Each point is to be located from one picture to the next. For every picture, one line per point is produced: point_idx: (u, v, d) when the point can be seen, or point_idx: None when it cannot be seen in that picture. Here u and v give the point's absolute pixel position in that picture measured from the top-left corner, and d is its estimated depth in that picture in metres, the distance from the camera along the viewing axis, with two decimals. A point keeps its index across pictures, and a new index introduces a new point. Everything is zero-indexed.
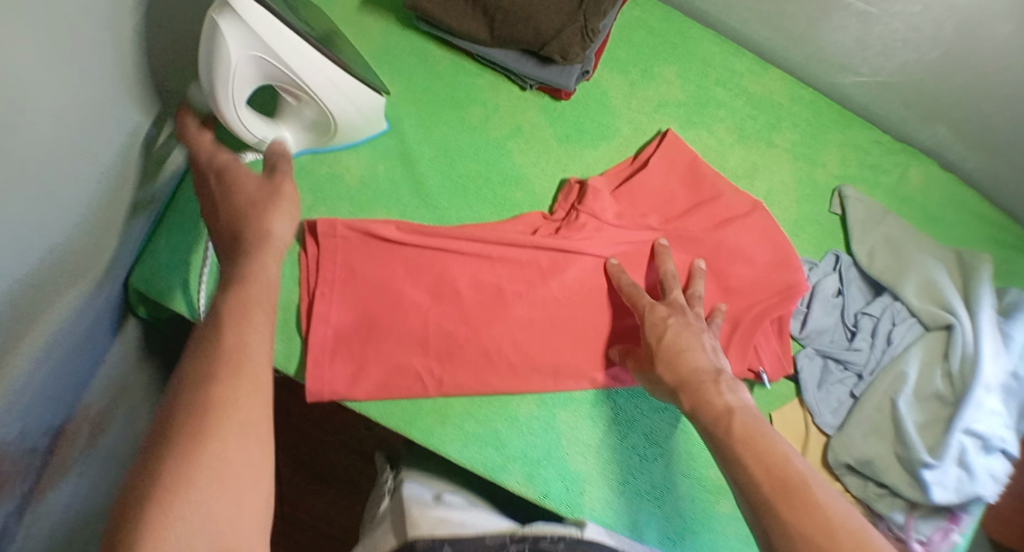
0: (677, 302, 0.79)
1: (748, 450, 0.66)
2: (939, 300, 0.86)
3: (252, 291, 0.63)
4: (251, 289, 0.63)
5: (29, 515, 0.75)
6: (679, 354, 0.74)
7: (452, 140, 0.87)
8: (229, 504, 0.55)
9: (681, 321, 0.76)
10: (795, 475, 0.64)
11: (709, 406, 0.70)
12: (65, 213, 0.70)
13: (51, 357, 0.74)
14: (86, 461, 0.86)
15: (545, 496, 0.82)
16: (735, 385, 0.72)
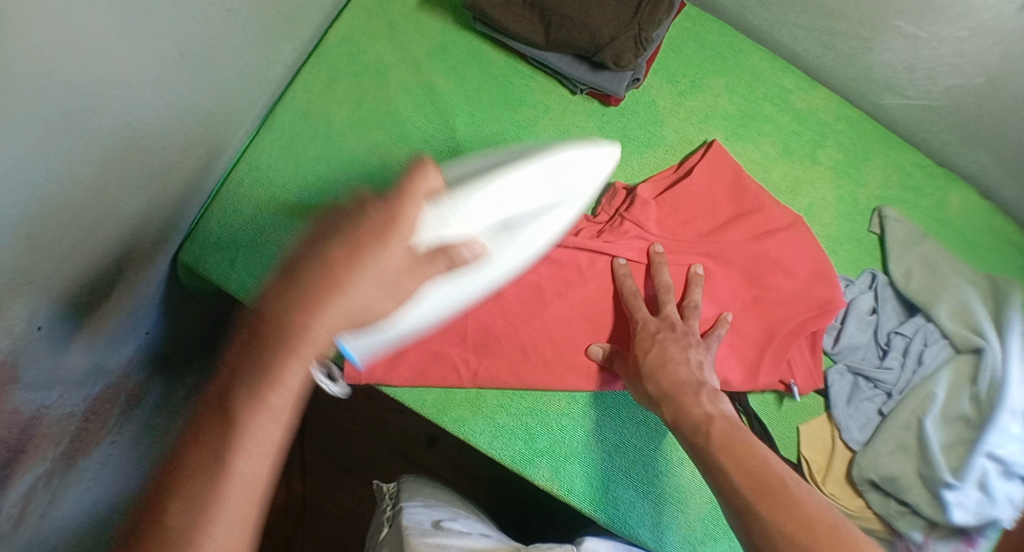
0: (669, 314, 0.80)
1: (730, 457, 0.65)
2: (971, 324, 0.88)
3: (286, 370, 0.65)
4: (290, 361, 0.65)
5: (48, 487, 0.77)
6: (661, 366, 0.75)
7: (502, 139, 0.89)
8: (233, 518, 0.62)
9: (671, 334, 0.78)
10: (773, 478, 0.62)
11: (688, 416, 0.71)
12: (120, 184, 0.72)
13: (96, 317, 0.76)
14: (109, 455, 0.86)
15: (570, 491, 0.83)
16: (718, 397, 0.73)
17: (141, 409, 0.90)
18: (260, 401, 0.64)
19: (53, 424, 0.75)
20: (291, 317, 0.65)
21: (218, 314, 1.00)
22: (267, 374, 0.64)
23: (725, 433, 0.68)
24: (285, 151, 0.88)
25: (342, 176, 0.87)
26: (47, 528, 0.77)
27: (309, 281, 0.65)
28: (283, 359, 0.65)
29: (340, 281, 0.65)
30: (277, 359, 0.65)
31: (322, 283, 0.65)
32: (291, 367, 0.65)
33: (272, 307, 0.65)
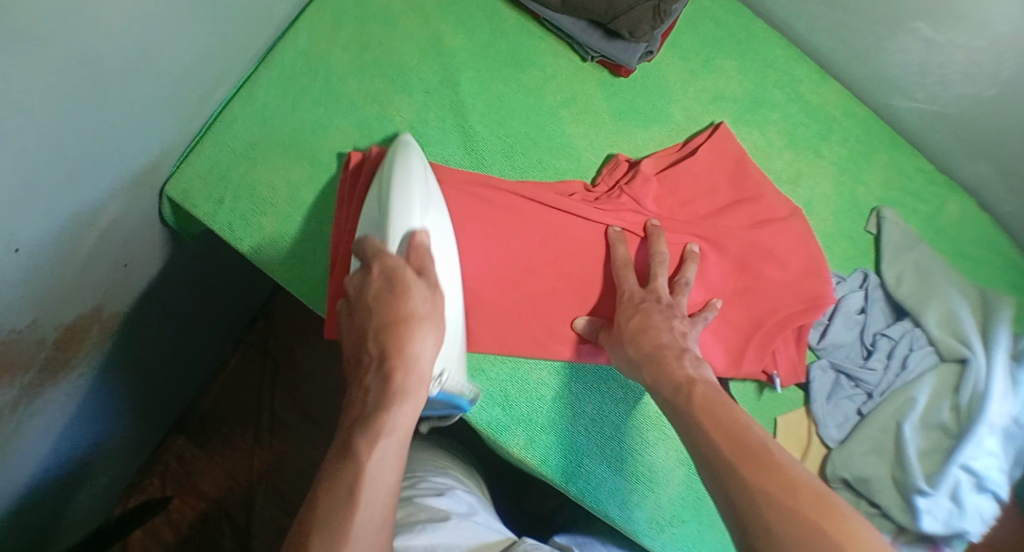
0: (657, 284, 0.79)
1: (714, 421, 0.66)
2: (958, 334, 0.86)
3: (396, 410, 0.64)
4: (388, 411, 0.64)
5: (14, 416, 0.76)
6: (643, 331, 0.75)
7: (506, 99, 0.87)
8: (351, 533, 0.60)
9: (653, 304, 0.78)
10: (755, 438, 0.63)
11: (670, 376, 0.71)
12: (113, 108, 0.70)
13: (77, 243, 0.74)
14: (81, 385, 0.86)
15: (543, 462, 0.82)
16: (697, 364, 0.73)
17: (110, 346, 0.87)
18: (357, 462, 0.63)
19: (22, 349, 0.73)
20: (396, 373, 0.65)
21: (201, 255, 0.97)
22: (358, 438, 0.63)
23: (710, 395, 0.68)
24: (283, 89, 0.85)
25: (339, 120, 0.85)
26: (4, 459, 0.78)
27: (384, 343, 0.66)
28: (387, 406, 0.64)
29: (395, 328, 0.66)
30: (380, 411, 0.64)
31: (378, 343, 0.66)
32: (399, 410, 0.64)
33: (367, 377, 0.66)
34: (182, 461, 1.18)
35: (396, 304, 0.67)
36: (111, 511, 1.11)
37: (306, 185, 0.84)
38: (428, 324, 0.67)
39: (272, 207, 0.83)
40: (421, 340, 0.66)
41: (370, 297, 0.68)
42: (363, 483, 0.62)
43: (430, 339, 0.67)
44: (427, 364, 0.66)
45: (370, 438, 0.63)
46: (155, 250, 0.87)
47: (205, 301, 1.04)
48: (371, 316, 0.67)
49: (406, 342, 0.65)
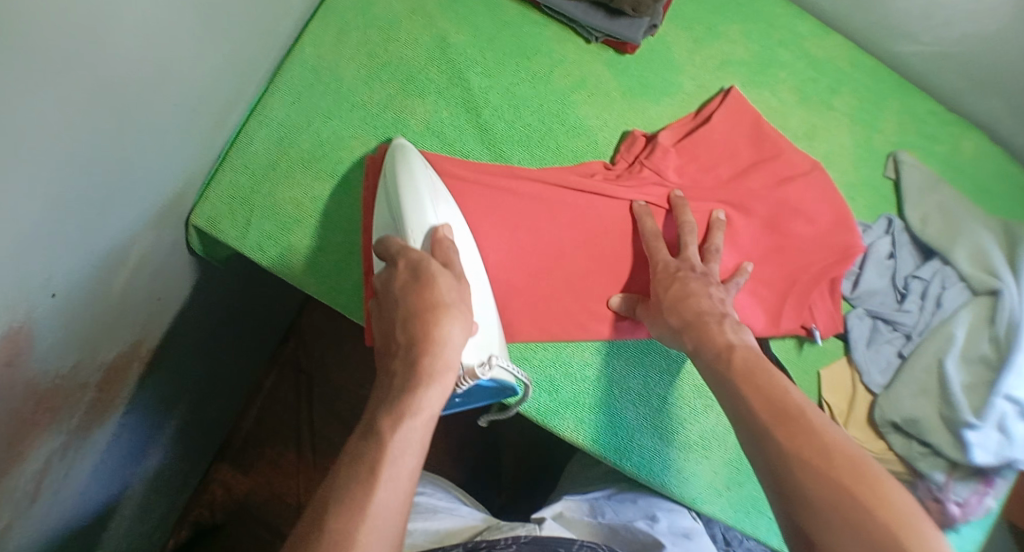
0: (690, 253, 0.80)
1: (756, 389, 0.66)
2: (988, 267, 0.87)
3: (423, 394, 0.62)
4: (414, 396, 0.62)
5: (64, 456, 0.77)
6: (682, 299, 0.75)
7: (517, 88, 0.88)
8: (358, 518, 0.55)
9: (689, 272, 0.78)
10: (793, 406, 0.64)
11: (711, 341, 0.72)
12: (134, 143, 0.71)
13: (111, 280, 0.75)
14: (124, 425, 0.86)
15: (595, 442, 0.83)
16: (739, 329, 0.73)
17: (154, 380, 0.89)
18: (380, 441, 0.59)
19: (69, 393, 0.74)
20: (421, 358, 0.63)
21: (229, 280, 0.99)
22: (382, 422, 0.61)
23: (747, 361, 0.69)
24: (297, 106, 0.86)
25: (355, 131, 0.86)
26: (56, 498, 0.78)
27: (413, 324, 0.65)
28: (413, 388, 0.62)
29: (423, 307, 0.65)
30: (407, 394, 0.62)
31: (407, 326, 0.65)
32: (427, 393, 0.62)
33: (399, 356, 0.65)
34: (227, 487, 1.19)
35: (426, 290, 0.66)
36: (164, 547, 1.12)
37: (329, 198, 0.85)
38: (457, 313, 0.66)
39: (299, 223, 0.84)
40: (452, 324, 0.65)
41: (398, 284, 0.68)
42: (384, 462, 0.58)
43: (461, 321, 0.66)
44: (456, 345, 0.65)
45: (393, 418, 0.61)
46: (185, 279, 0.88)
47: (235, 320, 1.05)
48: (403, 297, 0.67)
49: (433, 327, 0.64)
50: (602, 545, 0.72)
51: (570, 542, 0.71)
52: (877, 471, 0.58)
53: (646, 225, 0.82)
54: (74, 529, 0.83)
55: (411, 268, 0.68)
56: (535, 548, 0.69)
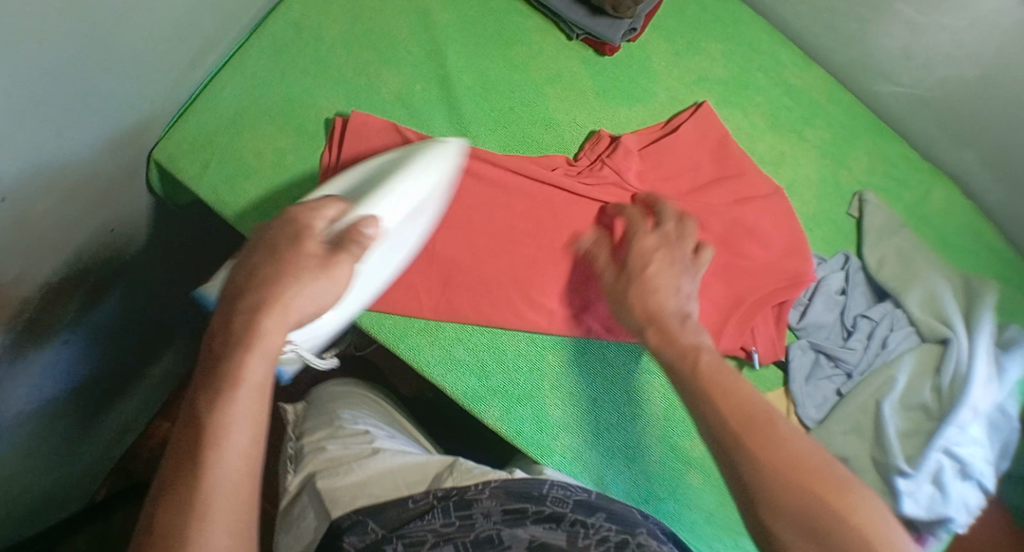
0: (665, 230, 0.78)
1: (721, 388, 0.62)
2: (941, 316, 0.86)
3: (249, 360, 0.56)
4: (239, 369, 0.55)
5: None
6: (649, 294, 0.74)
7: (493, 73, 0.89)
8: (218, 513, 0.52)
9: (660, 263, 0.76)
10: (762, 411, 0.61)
11: (675, 345, 0.69)
12: (106, 63, 0.72)
13: (62, 198, 0.75)
14: (59, 351, 0.84)
15: (517, 433, 0.81)
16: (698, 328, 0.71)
17: (98, 310, 0.88)
18: (205, 420, 0.54)
19: (7, 306, 0.73)
20: (261, 317, 0.57)
21: (187, 229, 0.98)
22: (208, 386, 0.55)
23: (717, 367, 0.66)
24: (273, 59, 0.87)
25: (327, 90, 0.87)
26: None
27: (258, 290, 0.58)
28: (241, 354, 0.56)
29: (267, 277, 0.59)
30: (228, 358, 0.56)
31: (243, 292, 0.59)
32: (255, 359, 0.56)
33: (239, 319, 0.58)
34: (164, 445, 1.17)
35: (282, 255, 0.61)
36: (92, 495, 1.10)
37: (290, 152, 0.85)
38: (316, 276, 0.61)
39: (257, 172, 0.84)
40: (301, 289, 0.59)
41: (264, 250, 0.61)
42: (221, 443, 0.53)
43: (316, 288, 0.60)
44: (299, 310, 0.59)
45: (222, 384, 0.55)
46: (139, 216, 0.88)
47: (186, 272, 1.03)
48: (258, 267, 0.60)
49: (276, 289, 0.58)
50: (574, 487, 0.77)
51: (541, 489, 0.75)
52: (851, 489, 0.56)
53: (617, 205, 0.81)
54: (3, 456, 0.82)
55: (271, 237, 0.62)
56: (514, 505, 0.72)
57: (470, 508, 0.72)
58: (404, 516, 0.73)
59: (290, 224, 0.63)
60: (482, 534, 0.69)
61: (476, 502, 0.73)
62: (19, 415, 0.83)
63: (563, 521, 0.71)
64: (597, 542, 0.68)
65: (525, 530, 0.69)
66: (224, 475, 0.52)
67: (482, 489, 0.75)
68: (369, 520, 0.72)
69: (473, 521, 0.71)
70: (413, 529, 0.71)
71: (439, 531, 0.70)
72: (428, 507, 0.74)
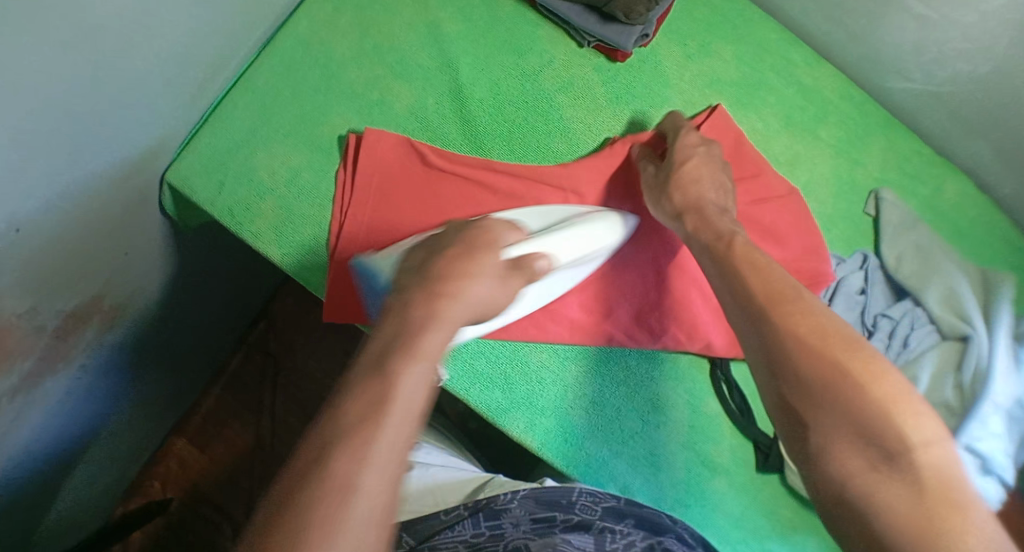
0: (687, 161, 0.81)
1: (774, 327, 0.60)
2: (960, 312, 0.86)
3: (431, 334, 0.56)
4: (421, 341, 0.55)
5: (12, 401, 0.75)
6: (701, 225, 0.72)
7: (505, 83, 0.88)
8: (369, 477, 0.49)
9: (698, 202, 0.75)
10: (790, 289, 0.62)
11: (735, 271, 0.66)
12: (114, 90, 0.71)
13: (77, 227, 0.74)
14: (79, 377, 0.85)
15: (544, 445, 0.82)
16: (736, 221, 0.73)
17: (114, 334, 0.88)
18: (376, 380, 0.53)
19: (23, 336, 0.73)
20: (437, 299, 0.58)
21: (204, 249, 0.98)
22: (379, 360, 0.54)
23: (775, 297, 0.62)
24: (283, 77, 0.86)
25: (338, 106, 0.86)
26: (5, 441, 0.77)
27: (442, 273, 0.60)
28: (426, 330, 0.56)
29: (461, 269, 0.61)
30: (413, 333, 0.56)
31: (437, 277, 0.60)
32: (434, 335, 0.56)
33: (404, 295, 0.59)
34: (182, 463, 1.17)
35: (475, 253, 0.63)
36: (109, 516, 1.09)
37: (305, 170, 0.84)
38: (494, 278, 0.63)
39: (272, 192, 0.84)
40: (478, 280, 0.62)
41: (443, 245, 0.64)
42: (392, 400, 0.52)
43: (487, 283, 0.62)
44: (476, 301, 0.61)
45: (396, 363, 0.54)
46: (156, 240, 0.88)
47: (200, 290, 1.02)
48: (438, 251, 0.63)
49: (457, 281, 0.60)
50: (603, 495, 0.77)
51: (570, 497, 0.75)
52: (873, 351, 0.58)
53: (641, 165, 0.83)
54: (15, 478, 0.82)
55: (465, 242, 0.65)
56: (543, 515, 0.73)
57: (500, 519, 0.73)
58: (434, 528, 0.76)
59: (481, 230, 0.67)
60: (510, 544, 0.69)
61: (504, 513, 0.74)
62: (44, 432, 0.83)
63: (591, 528, 0.71)
64: (624, 547, 0.70)
65: (547, 536, 0.69)
66: (386, 450, 0.50)
67: (512, 500, 0.75)
68: (402, 534, 0.76)
69: (501, 531, 0.72)
70: (445, 538, 0.73)
71: (470, 541, 0.72)
72: (459, 518, 0.75)
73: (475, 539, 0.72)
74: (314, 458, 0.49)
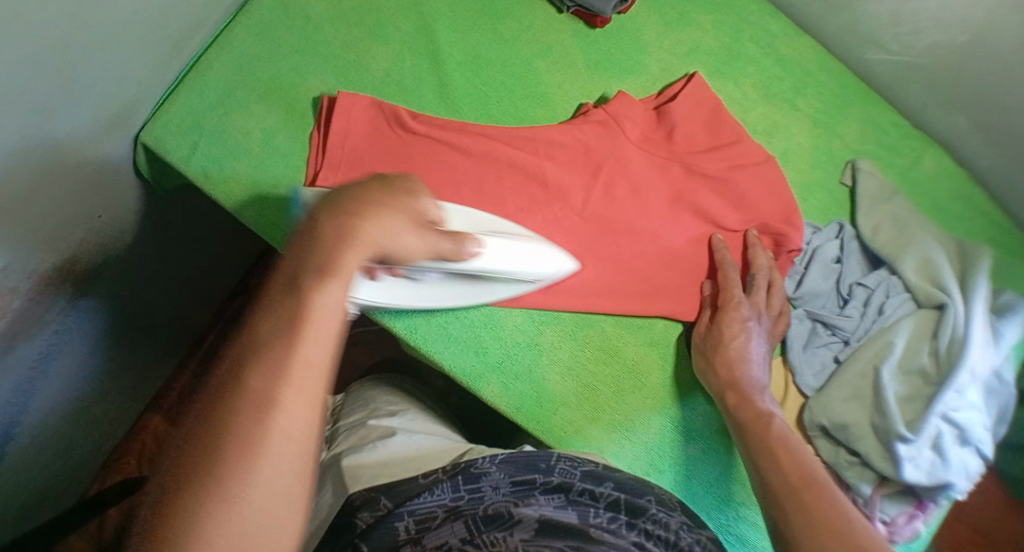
0: (755, 300, 0.84)
1: (776, 461, 0.71)
2: (936, 281, 0.86)
3: (312, 313, 0.55)
4: (298, 345, 0.54)
5: None
6: (736, 361, 0.80)
7: (482, 47, 0.89)
8: (240, 479, 0.50)
9: (727, 318, 0.82)
10: (816, 478, 0.67)
11: (751, 406, 0.77)
12: (93, 45, 0.71)
13: (54, 186, 0.73)
14: (53, 343, 0.83)
15: (519, 408, 0.82)
16: (771, 401, 0.79)
17: (91, 299, 0.86)
18: (260, 375, 0.53)
19: None
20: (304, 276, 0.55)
21: (179, 216, 0.97)
22: (263, 335, 0.54)
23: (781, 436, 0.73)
24: (260, 37, 0.86)
25: (316, 67, 0.86)
26: None
27: (300, 255, 0.56)
28: (287, 304, 0.55)
29: (357, 221, 0.56)
30: (286, 313, 0.55)
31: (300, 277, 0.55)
32: (318, 307, 0.55)
33: (263, 303, 0.56)
34: (157, 439, 1.15)
35: (390, 205, 0.58)
36: (86, 492, 1.08)
37: (281, 131, 0.84)
38: (358, 243, 0.56)
39: (247, 152, 0.83)
40: (399, 231, 0.58)
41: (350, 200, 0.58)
42: (284, 408, 0.52)
43: (407, 230, 0.59)
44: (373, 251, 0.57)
45: (270, 366, 0.53)
46: (130, 204, 0.86)
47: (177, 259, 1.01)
48: (337, 210, 0.57)
49: (339, 252, 0.56)
50: (582, 459, 0.76)
51: (548, 461, 0.74)
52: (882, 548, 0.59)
53: (732, 286, 0.84)
54: None
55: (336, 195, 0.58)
56: (521, 477, 0.72)
57: (480, 482, 0.71)
58: (412, 491, 0.72)
59: (405, 186, 0.60)
60: (491, 508, 0.67)
61: (485, 475, 0.72)
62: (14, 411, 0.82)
63: (571, 491, 0.70)
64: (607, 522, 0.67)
65: (532, 503, 0.68)
66: (279, 452, 0.52)
67: (490, 462, 0.74)
68: (382, 497, 0.72)
69: (481, 494, 0.70)
70: (421, 501, 0.70)
71: (450, 505, 0.69)
72: (437, 482, 0.73)
73: (455, 503, 0.70)
74: (213, 471, 0.50)
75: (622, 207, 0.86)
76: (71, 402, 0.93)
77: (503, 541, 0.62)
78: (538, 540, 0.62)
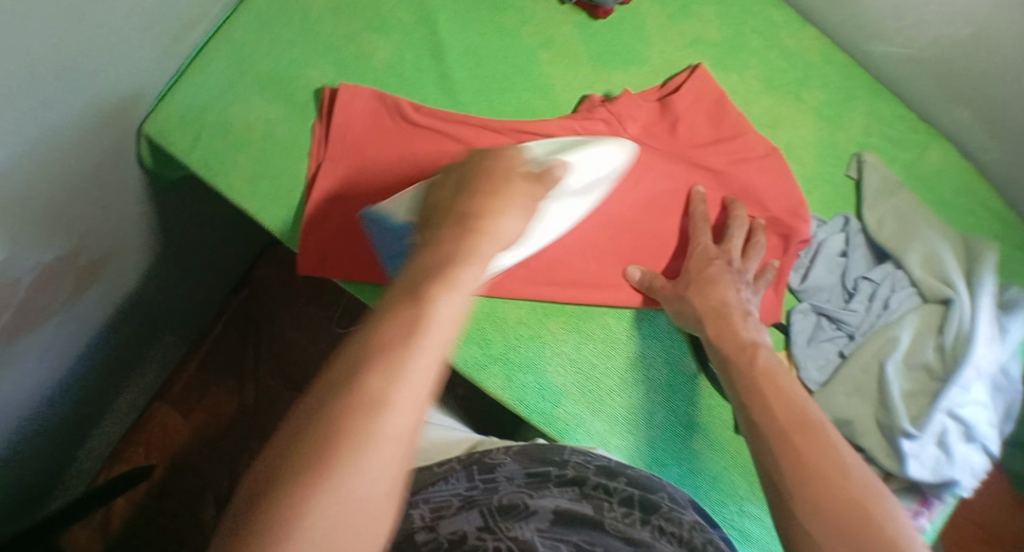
0: (729, 244, 0.82)
1: (763, 400, 0.66)
2: (942, 275, 0.85)
3: (434, 313, 0.52)
4: (419, 347, 0.50)
5: None
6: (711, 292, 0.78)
7: (484, 39, 0.88)
8: (319, 480, 0.46)
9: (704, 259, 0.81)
10: (813, 417, 0.63)
11: (735, 337, 0.74)
12: (95, 35, 0.70)
13: (56, 178, 0.73)
14: (57, 336, 0.83)
15: (521, 402, 0.81)
16: (757, 327, 0.76)
17: (93, 291, 0.86)
18: (362, 382, 0.49)
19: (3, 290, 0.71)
20: (439, 253, 0.55)
21: (181, 209, 0.97)
22: (385, 336, 0.50)
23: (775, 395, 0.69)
24: (261, 28, 0.85)
25: (317, 58, 0.86)
26: None
27: (437, 270, 0.54)
28: (409, 305, 0.52)
29: (483, 225, 0.58)
30: (396, 309, 0.52)
31: (425, 276, 0.54)
32: (444, 307, 0.52)
33: (380, 309, 0.53)
34: (165, 430, 1.16)
35: (499, 184, 0.61)
36: (91, 481, 1.09)
37: (282, 123, 0.84)
38: (495, 229, 0.58)
39: (249, 145, 0.83)
40: (507, 220, 0.59)
41: (472, 173, 0.62)
42: (390, 405, 0.48)
43: (516, 219, 0.60)
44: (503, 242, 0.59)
45: (357, 371, 0.49)
46: (132, 196, 0.86)
47: (181, 251, 1.01)
48: (469, 184, 0.61)
49: (453, 241, 0.56)
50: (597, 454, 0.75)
51: (562, 455, 0.73)
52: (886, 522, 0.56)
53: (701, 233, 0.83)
54: None
55: (485, 174, 0.61)
56: (536, 469, 0.71)
57: (495, 472, 0.71)
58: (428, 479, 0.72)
59: (506, 169, 0.62)
60: (505, 499, 0.67)
61: (500, 465, 0.72)
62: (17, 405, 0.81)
63: (586, 484, 0.69)
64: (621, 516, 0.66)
65: (547, 494, 0.67)
66: (373, 455, 0.47)
67: (504, 454, 0.74)
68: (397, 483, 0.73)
69: (496, 485, 0.69)
70: (437, 490, 0.70)
71: (464, 494, 0.69)
72: (452, 472, 0.73)
73: (470, 492, 0.69)
74: (294, 473, 0.46)
75: (626, 199, 0.86)
76: (75, 395, 0.92)
77: (518, 529, 0.62)
78: (554, 530, 0.62)
